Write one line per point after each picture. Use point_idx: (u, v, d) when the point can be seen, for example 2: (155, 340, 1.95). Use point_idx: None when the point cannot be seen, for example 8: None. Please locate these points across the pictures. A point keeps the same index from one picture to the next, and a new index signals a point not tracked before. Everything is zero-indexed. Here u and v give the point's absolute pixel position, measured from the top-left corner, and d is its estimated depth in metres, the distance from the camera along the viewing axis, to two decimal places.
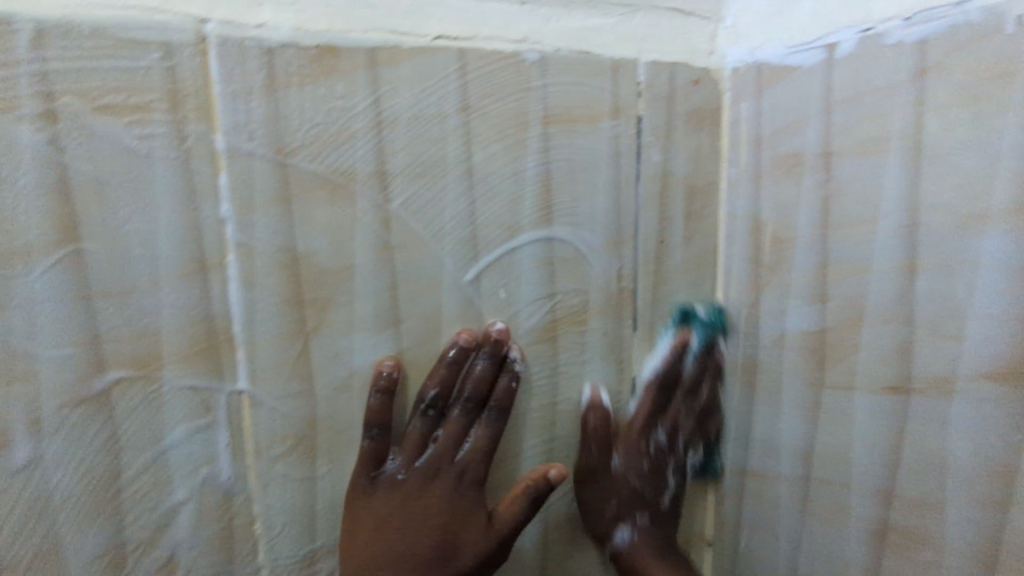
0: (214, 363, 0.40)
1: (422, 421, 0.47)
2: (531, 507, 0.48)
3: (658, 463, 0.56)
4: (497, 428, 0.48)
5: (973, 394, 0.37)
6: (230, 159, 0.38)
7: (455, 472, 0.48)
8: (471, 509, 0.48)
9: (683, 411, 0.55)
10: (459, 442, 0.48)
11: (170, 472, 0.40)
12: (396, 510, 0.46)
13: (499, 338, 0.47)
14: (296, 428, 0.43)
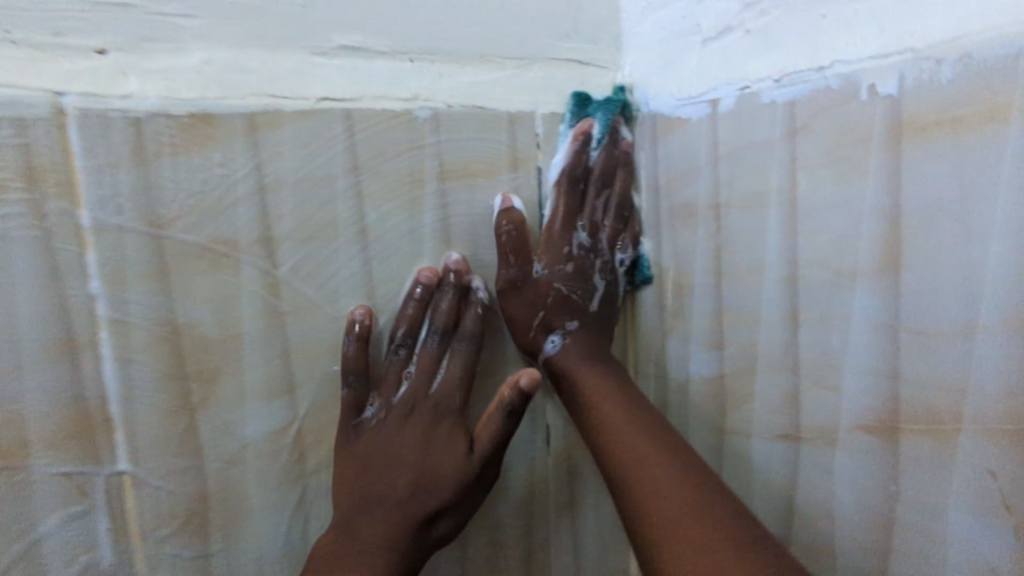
0: (89, 446, 0.38)
1: (392, 360, 0.47)
2: (506, 424, 0.46)
3: (581, 270, 0.51)
4: (469, 358, 0.48)
5: (852, 443, 0.38)
6: (96, 236, 0.37)
7: (429, 406, 0.47)
8: (451, 434, 0.47)
9: (599, 213, 0.52)
10: (431, 373, 0.48)
11: (44, 563, 0.38)
12: (372, 449, 0.45)
13: (457, 269, 0.48)
14: (185, 505, 0.41)
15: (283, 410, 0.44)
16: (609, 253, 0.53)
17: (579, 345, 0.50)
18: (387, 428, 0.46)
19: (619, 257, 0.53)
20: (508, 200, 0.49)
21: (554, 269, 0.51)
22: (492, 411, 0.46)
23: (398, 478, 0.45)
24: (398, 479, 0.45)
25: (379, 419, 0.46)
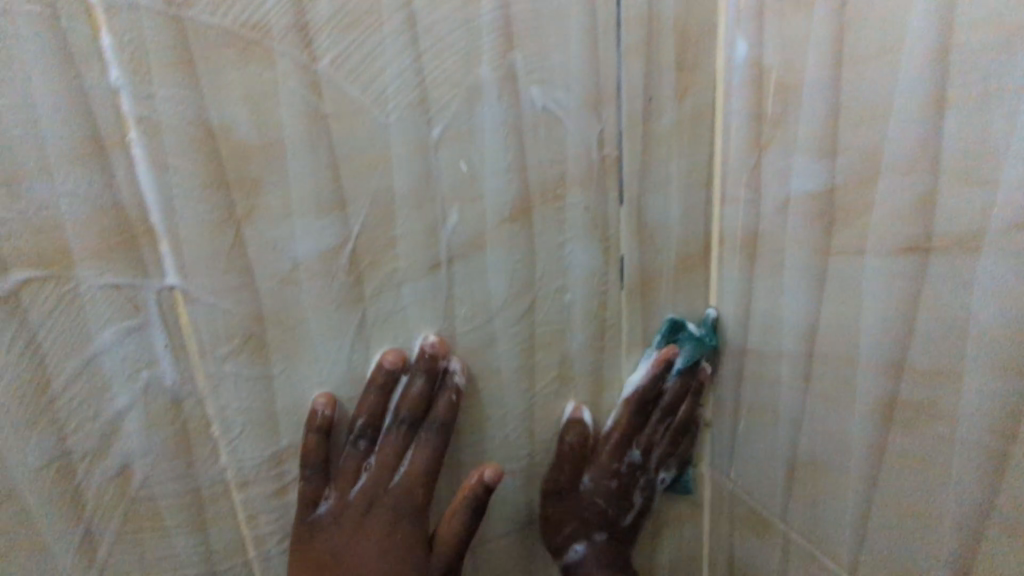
0: (135, 257, 0.36)
1: (353, 452, 0.45)
2: (470, 522, 0.47)
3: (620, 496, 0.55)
4: (435, 461, 0.46)
5: (1004, 246, 0.32)
6: (108, 15, 0.32)
7: (392, 498, 0.46)
8: (409, 538, 0.46)
9: (658, 434, 0.54)
10: (394, 464, 0.46)
11: (106, 377, 0.37)
12: (331, 537, 0.45)
13: (433, 353, 0.45)
14: (242, 325, 0.39)
15: (335, 228, 0.40)
16: (654, 471, 0.56)
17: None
18: (345, 517, 0.46)
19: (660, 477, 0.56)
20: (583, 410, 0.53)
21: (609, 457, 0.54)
22: (456, 512, 0.47)
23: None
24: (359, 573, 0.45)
25: (336, 516, 0.45)
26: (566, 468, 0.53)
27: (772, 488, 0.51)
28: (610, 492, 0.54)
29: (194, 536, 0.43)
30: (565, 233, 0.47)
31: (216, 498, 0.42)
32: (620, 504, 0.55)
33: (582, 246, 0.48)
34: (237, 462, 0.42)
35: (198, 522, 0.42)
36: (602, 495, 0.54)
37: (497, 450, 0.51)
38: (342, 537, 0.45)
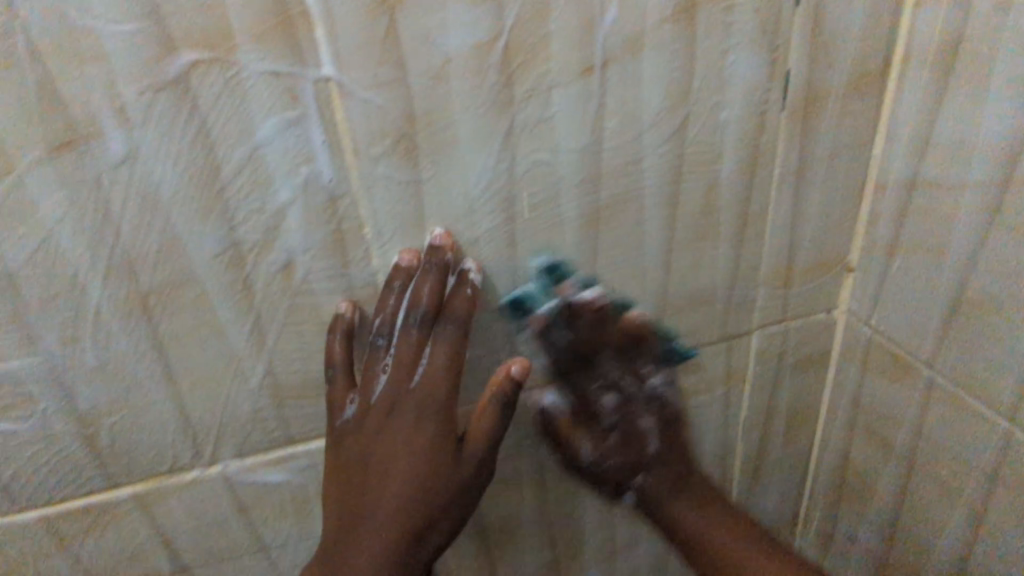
0: (293, 44, 0.35)
1: (373, 352, 0.45)
2: (502, 414, 0.46)
3: (632, 411, 0.54)
4: (457, 356, 0.44)
5: None
6: None
7: (416, 398, 0.44)
8: (439, 440, 0.45)
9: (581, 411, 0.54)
10: (414, 362, 0.44)
11: (269, 170, 0.38)
12: (359, 442, 0.45)
13: (440, 247, 0.43)
14: (394, 123, 0.39)
15: (489, 19, 0.37)
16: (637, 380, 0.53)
17: (655, 489, 0.57)
18: (371, 424, 0.45)
19: (653, 383, 0.54)
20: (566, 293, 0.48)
21: (612, 365, 0.52)
22: (488, 407, 0.46)
23: (393, 485, 0.45)
24: (393, 475, 0.45)
25: (360, 417, 0.45)
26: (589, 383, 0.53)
27: (925, 321, 0.49)
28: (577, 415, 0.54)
29: None
30: (730, 38, 0.42)
31: (367, 300, 0.45)
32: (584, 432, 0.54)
33: (747, 55, 0.43)
34: (386, 265, 0.44)
35: None
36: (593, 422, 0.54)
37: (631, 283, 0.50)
38: (370, 441, 0.45)
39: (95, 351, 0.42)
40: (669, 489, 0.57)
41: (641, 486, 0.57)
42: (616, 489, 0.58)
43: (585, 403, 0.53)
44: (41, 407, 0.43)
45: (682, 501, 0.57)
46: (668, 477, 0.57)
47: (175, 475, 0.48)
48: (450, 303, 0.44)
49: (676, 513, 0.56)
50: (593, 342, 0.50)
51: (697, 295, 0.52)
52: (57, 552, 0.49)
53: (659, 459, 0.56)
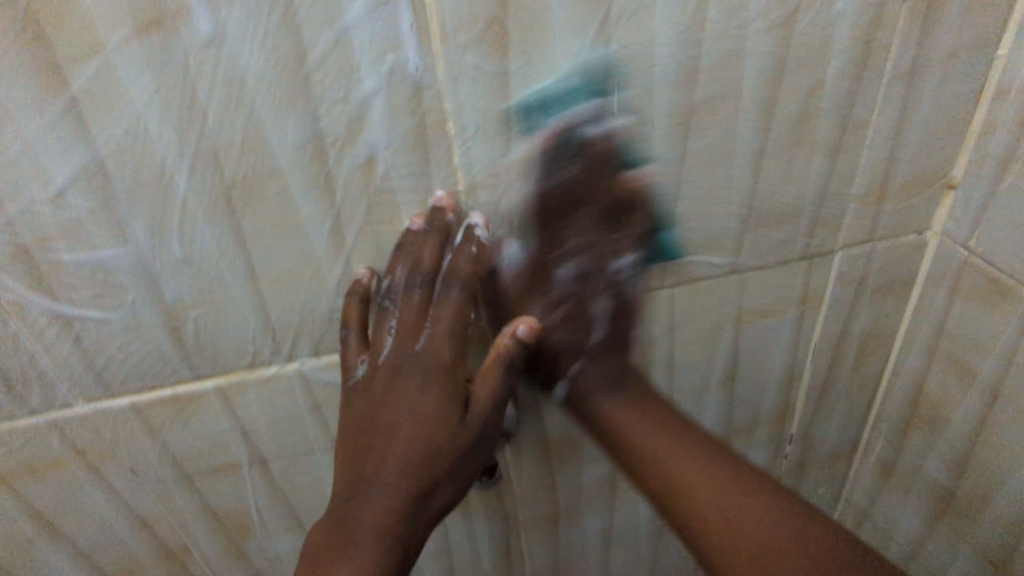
0: None
1: (381, 313, 0.46)
2: (505, 378, 0.45)
3: (619, 305, 0.49)
4: (458, 319, 0.46)
5: None
6: None
7: (422, 360, 0.46)
8: (441, 405, 0.46)
9: (622, 206, 0.46)
10: (420, 327, 0.46)
11: (355, 57, 0.38)
12: (366, 405, 0.47)
13: (442, 209, 0.43)
14: (487, 8, 0.37)
15: None
16: (631, 230, 0.48)
17: (590, 382, 0.51)
18: (377, 386, 0.46)
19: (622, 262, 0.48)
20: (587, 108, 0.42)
21: (571, 239, 0.47)
22: (491, 370, 0.45)
23: (397, 448, 0.46)
24: (398, 438, 0.46)
25: (370, 378, 0.47)
26: (609, 180, 0.45)
27: None
28: (598, 215, 0.46)
29: None
30: None
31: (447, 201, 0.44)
32: (589, 228, 0.47)
33: None
34: (469, 165, 0.43)
35: None
36: (585, 210, 0.46)
37: (719, 192, 0.48)
38: (376, 403, 0.47)
39: (181, 243, 0.42)
40: (607, 385, 0.51)
41: (578, 376, 0.51)
42: (551, 373, 0.51)
43: (581, 273, 0.48)
44: (130, 296, 0.44)
45: (619, 399, 0.51)
46: (606, 372, 0.51)
47: (255, 370, 0.50)
48: (453, 265, 0.45)
49: (611, 414, 0.51)
50: (576, 192, 0.45)
51: (784, 210, 0.50)
52: (145, 438, 0.52)
53: (597, 352, 0.51)
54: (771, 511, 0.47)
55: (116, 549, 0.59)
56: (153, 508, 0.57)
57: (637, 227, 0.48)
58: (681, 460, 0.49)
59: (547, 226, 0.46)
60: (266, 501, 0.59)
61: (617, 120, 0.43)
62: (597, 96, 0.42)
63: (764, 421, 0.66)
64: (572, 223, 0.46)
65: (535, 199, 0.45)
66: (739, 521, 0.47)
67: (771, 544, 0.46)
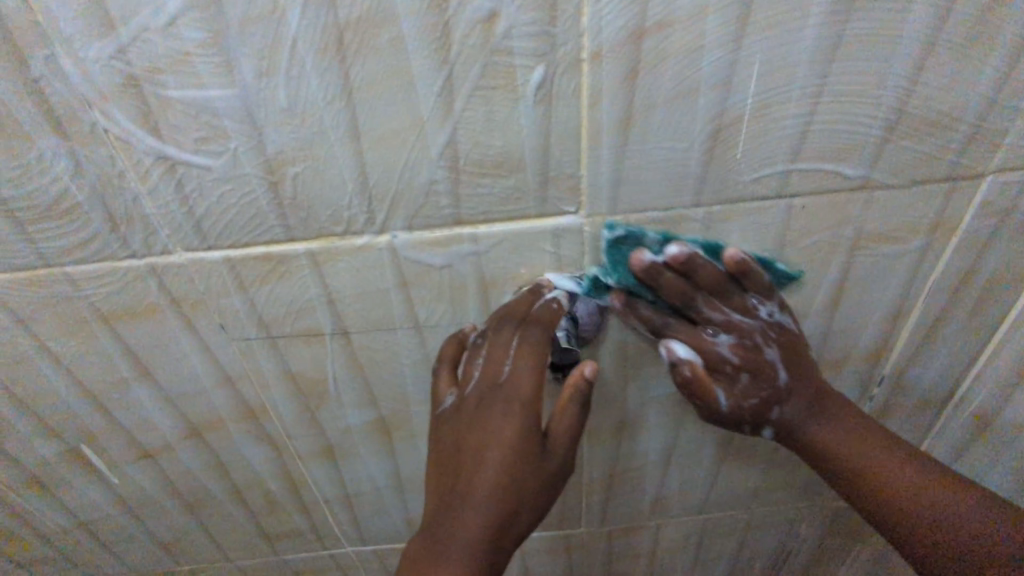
0: None
1: (471, 352, 0.53)
2: (579, 412, 0.53)
3: (788, 341, 0.54)
4: (537, 359, 0.51)
5: None
6: None
7: (503, 391, 0.51)
8: (522, 434, 0.51)
9: (697, 305, 0.52)
10: (502, 364, 0.52)
11: None
12: (453, 429, 0.52)
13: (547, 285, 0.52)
14: None
15: None
16: (700, 306, 0.52)
17: (795, 417, 0.56)
18: (463, 416, 0.52)
19: (755, 303, 0.52)
20: (637, 265, 0.49)
21: (712, 315, 0.53)
22: (567, 407, 0.52)
23: (480, 471, 0.50)
24: (483, 461, 0.50)
25: (457, 406, 0.53)
26: (668, 291, 0.51)
27: None
28: (684, 277, 0.51)
29: (539, 107, 0.42)
30: None
31: (567, 68, 0.40)
32: (685, 301, 0.52)
33: None
34: (597, 31, 0.39)
35: (544, 93, 0.41)
36: (666, 279, 0.50)
37: (865, 89, 0.42)
38: (462, 428, 0.52)
39: (287, 90, 0.41)
40: (809, 416, 0.56)
41: (780, 419, 0.57)
42: (754, 427, 0.58)
43: (741, 343, 0.54)
44: (233, 143, 0.43)
45: (823, 426, 0.56)
46: (804, 402, 0.56)
47: (347, 238, 0.49)
48: (536, 315, 0.51)
49: (817, 439, 0.56)
50: (686, 291, 0.51)
51: (940, 118, 0.44)
52: (235, 295, 0.52)
53: (786, 391, 0.55)
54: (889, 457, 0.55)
55: (202, 400, 0.61)
56: (237, 365, 0.58)
57: (751, 290, 0.52)
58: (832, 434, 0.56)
59: (664, 313, 0.53)
60: (344, 375, 0.60)
61: (650, 237, 0.49)
62: (644, 243, 0.49)
63: (857, 357, 0.62)
64: (685, 290, 0.51)
65: (649, 308, 0.53)
66: (861, 468, 0.55)
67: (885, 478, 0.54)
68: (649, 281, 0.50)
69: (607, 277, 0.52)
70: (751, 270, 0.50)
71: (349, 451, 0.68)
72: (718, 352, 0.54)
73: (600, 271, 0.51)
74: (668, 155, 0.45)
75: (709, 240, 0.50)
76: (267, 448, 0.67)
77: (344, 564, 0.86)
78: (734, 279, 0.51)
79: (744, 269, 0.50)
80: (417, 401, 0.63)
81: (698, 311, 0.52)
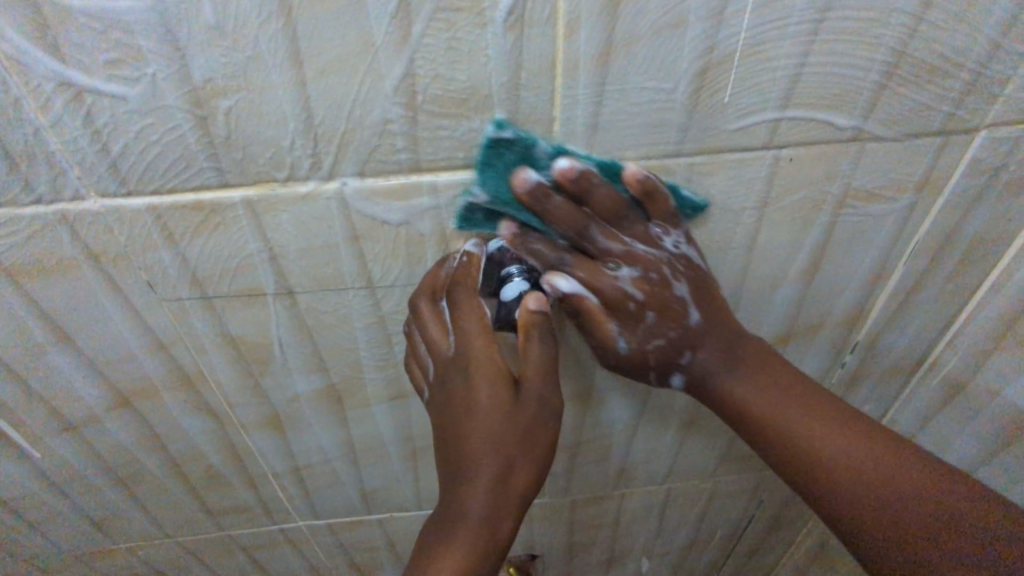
0: None
1: (411, 339, 0.51)
2: (546, 347, 0.47)
3: (697, 275, 0.48)
4: (481, 315, 0.48)
5: None
6: None
7: (456, 361, 0.48)
8: (496, 396, 0.47)
9: (580, 232, 0.46)
10: (443, 339, 0.48)
11: None
12: (436, 417, 0.49)
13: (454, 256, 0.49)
14: None
15: None
16: (584, 236, 0.46)
17: (705, 364, 0.51)
18: (436, 402, 0.49)
19: (658, 238, 0.47)
20: (521, 187, 0.43)
21: (612, 246, 0.47)
22: (528, 343, 0.47)
23: (469, 448, 0.47)
24: (469, 438, 0.47)
25: (427, 394, 0.50)
26: (547, 210, 0.44)
27: None
28: (568, 199, 0.45)
29: (509, 37, 0.37)
30: None
31: None
32: (561, 221, 0.45)
33: None
34: None
35: (514, 20, 0.36)
36: (546, 202, 0.44)
37: (865, 27, 0.39)
38: (440, 414, 0.49)
39: (214, 4, 0.35)
40: (722, 364, 0.51)
41: (690, 366, 0.52)
42: (662, 374, 0.53)
43: (645, 278, 0.47)
44: (152, 68, 0.37)
45: (738, 373, 0.51)
46: (717, 347, 0.51)
47: (289, 185, 0.43)
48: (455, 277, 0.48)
49: (756, 403, 0.51)
50: (578, 219, 0.45)
51: (940, 64, 0.41)
52: (163, 249, 0.46)
53: (699, 333, 0.50)
54: (877, 455, 0.48)
55: (131, 367, 0.55)
56: (169, 328, 0.52)
57: (652, 217, 0.46)
58: (794, 414, 0.50)
59: (560, 247, 0.47)
60: (291, 339, 0.55)
61: (541, 147, 0.42)
62: (532, 160, 0.43)
63: (832, 322, 0.60)
64: (575, 212, 0.45)
65: (546, 243, 0.47)
66: (789, 433, 0.50)
67: (844, 471, 0.48)
68: (537, 207, 0.44)
69: (481, 193, 0.44)
70: (657, 189, 0.44)
71: (298, 421, 0.63)
72: (619, 289, 0.47)
73: (470, 185, 0.44)
74: (650, 98, 0.41)
75: (603, 159, 0.44)
76: (207, 418, 0.62)
77: (296, 538, 0.81)
78: (635, 204, 0.46)
79: (647, 189, 0.44)
80: (372, 368, 0.58)
81: (592, 241, 0.46)
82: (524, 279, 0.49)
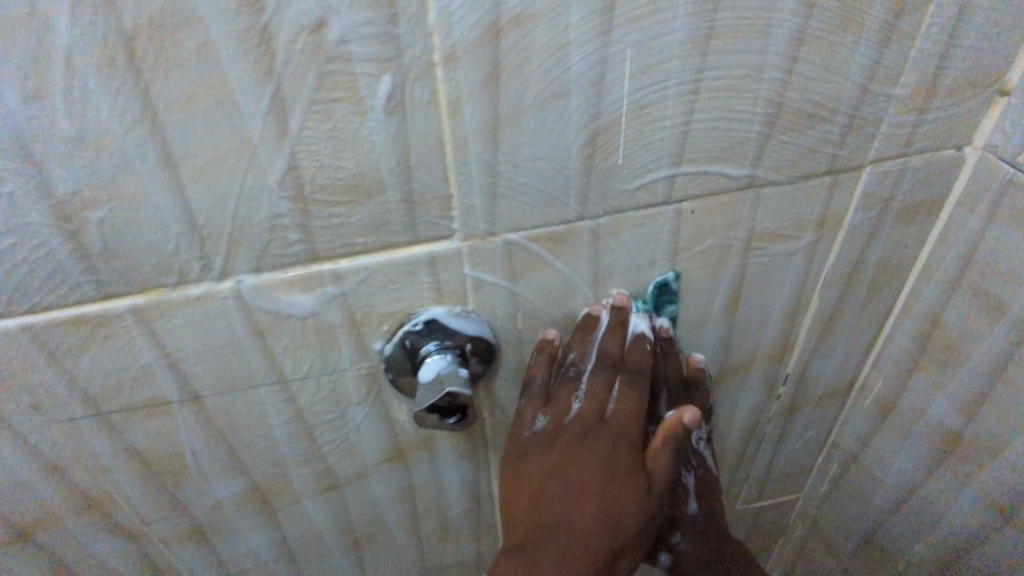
0: None
1: (569, 382, 0.51)
2: (674, 456, 0.49)
3: (706, 475, 0.60)
4: (641, 399, 0.50)
5: None
6: None
7: (632, 433, 0.49)
8: (632, 475, 0.49)
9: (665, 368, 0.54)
10: (603, 399, 0.50)
11: None
12: (541, 462, 0.49)
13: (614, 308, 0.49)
14: None
15: None
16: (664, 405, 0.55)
17: (693, 550, 0.60)
18: (559, 451, 0.49)
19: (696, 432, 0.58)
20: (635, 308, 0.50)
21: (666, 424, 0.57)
22: (662, 449, 0.49)
23: (581, 512, 0.48)
24: (583, 505, 0.48)
25: (549, 434, 0.50)
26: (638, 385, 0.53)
27: None
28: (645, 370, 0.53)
29: (391, 121, 0.36)
30: None
31: (418, 75, 0.35)
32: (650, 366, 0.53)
33: None
34: (451, 31, 0.34)
35: (395, 105, 0.36)
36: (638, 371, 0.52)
37: (743, 82, 0.40)
38: (562, 462, 0.49)
39: (69, 116, 0.33)
40: (702, 542, 0.60)
41: (678, 545, 0.60)
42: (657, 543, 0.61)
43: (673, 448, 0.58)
44: (9, 187, 0.34)
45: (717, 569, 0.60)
46: (701, 538, 0.60)
47: (180, 289, 0.41)
48: (632, 346, 0.50)
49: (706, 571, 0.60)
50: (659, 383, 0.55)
51: (815, 110, 0.42)
52: (46, 369, 0.43)
53: (694, 514, 0.60)
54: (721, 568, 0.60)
55: (26, 497, 0.50)
56: (64, 450, 0.48)
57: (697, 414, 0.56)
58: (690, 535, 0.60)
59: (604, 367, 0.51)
60: (203, 445, 0.51)
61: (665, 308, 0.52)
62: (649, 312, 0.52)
63: (761, 359, 0.61)
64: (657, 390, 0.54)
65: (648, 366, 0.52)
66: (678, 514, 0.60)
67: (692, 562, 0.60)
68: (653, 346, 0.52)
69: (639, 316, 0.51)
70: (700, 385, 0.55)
71: (224, 528, 0.59)
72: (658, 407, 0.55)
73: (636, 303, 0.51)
74: (545, 167, 0.40)
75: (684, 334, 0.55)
76: (120, 539, 0.56)
77: None
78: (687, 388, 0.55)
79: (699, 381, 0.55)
80: (296, 463, 0.55)
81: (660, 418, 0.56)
82: (450, 352, 0.47)
